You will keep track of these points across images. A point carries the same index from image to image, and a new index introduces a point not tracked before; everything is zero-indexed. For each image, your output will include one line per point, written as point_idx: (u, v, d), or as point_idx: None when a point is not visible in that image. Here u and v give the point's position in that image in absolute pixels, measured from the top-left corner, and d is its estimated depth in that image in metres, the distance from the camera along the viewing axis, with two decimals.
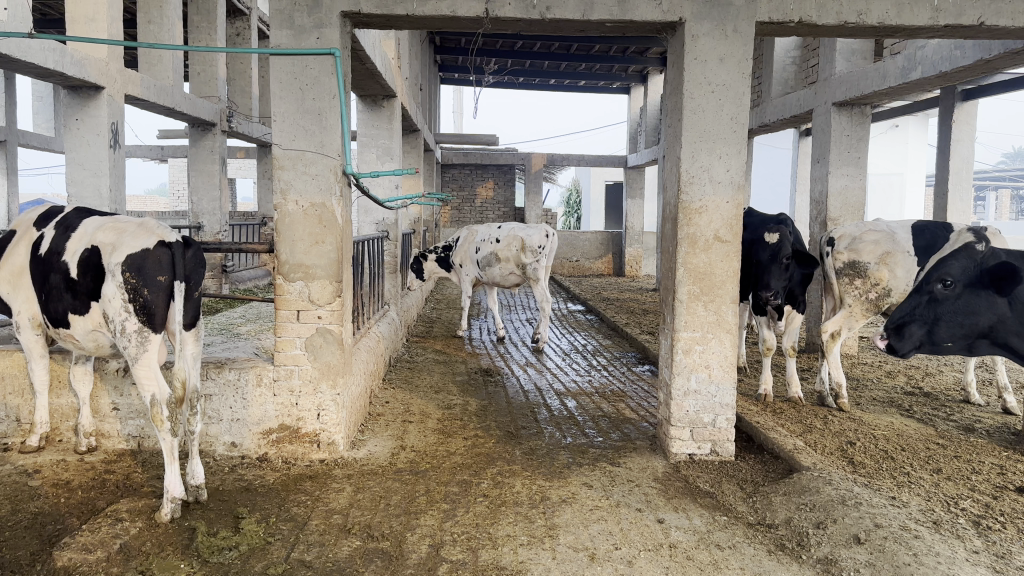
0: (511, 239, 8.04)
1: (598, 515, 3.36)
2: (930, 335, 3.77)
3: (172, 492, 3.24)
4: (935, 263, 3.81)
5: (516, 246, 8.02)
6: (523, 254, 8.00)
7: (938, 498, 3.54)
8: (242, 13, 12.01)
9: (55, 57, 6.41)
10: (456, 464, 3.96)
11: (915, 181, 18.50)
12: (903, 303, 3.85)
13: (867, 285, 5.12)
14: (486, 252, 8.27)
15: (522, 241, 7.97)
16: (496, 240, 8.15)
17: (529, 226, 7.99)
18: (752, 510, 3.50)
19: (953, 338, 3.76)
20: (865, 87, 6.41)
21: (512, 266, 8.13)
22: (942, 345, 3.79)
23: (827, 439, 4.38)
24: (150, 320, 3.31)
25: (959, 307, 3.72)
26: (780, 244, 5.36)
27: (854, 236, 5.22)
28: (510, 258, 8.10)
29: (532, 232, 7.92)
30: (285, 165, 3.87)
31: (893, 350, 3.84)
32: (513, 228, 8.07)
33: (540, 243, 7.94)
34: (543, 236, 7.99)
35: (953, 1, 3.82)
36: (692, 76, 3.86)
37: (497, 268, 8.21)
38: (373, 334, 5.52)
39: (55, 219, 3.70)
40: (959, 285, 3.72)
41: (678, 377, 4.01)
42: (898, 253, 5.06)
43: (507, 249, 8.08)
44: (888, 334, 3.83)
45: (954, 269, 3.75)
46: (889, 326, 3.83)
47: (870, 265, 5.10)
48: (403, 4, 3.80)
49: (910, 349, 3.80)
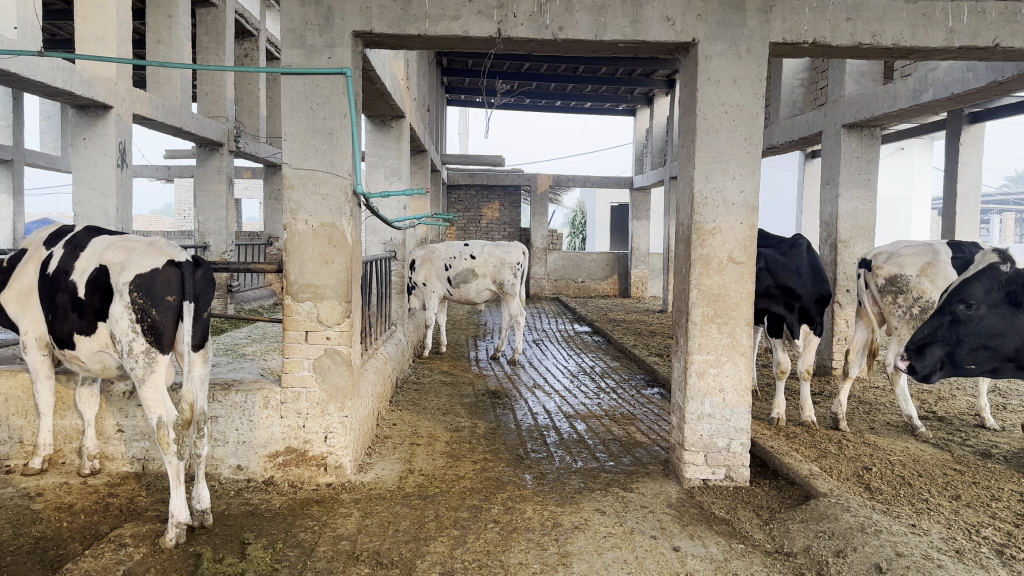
0: (489, 256, 8.14)
1: (611, 542, 3.28)
2: (952, 357, 3.71)
3: (178, 516, 3.17)
4: (959, 284, 3.77)
5: (494, 263, 8.17)
6: (501, 270, 8.18)
7: (960, 526, 3.45)
8: (250, 34, 12.07)
9: (63, 76, 6.42)
10: (466, 488, 3.90)
11: (921, 203, 18.44)
12: (925, 323, 3.82)
13: (910, 300, 5.05)
14: (459, 269, 8.13)
15: (501, 258, 8.15)
16: (471, 256, 8.10)
17: (506, 244, 8.20)
18: (769, 537, 3.42)
19: (976, 361, 3.69)
20: (875, 108, 6.39)
21: (488, 282, 8.23)
22: (964, 367, 3.72)
23: (843, 464, 4.30)
24: (158, 340, 3.26)
25: (982, 328, 3.66)
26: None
27: (893, 253, 5.20)
28: (487, 273, 8.19)
29: (512, 249, 8.17)
30: (295, 185, 3.84)
31: (914, 371, 3.80)
32: (487, 247, 8.17)
33: (518, 260, 8.20)
34: (520, 253, 8.25)
35: (968, 23, 3.80)
36: (706, 97, 3.83)
37: (473, 284, 8.18)
38: (380, 356, 5.46)
39: (65, 239, 3.65)
40: (982, 307, 3.67)
41: (692, 402, 3.95)
42: (940, 263, 4.99)
43: (484, 266, 8.16)
44: (908, 355, 3.80)
45: (977, 291, 3.70)
46: (910, 346, 3.81)
47: (912, 278, 5.04)
48: (415, 25, 3.79)
49: (931, 370, 3.75)
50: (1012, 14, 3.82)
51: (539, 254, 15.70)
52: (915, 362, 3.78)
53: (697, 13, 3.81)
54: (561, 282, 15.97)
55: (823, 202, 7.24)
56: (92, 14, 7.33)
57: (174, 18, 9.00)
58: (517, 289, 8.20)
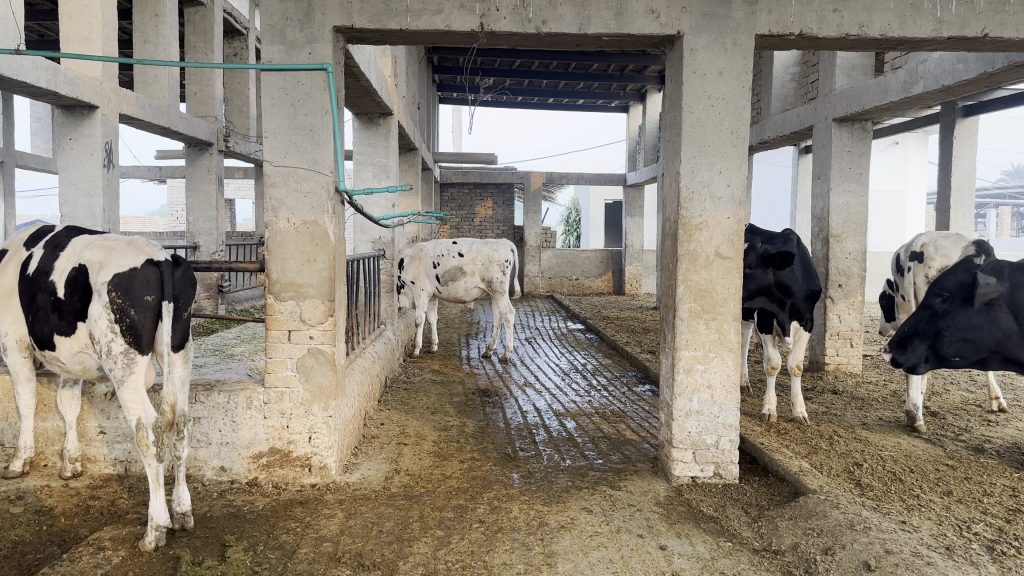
0: (477, 254, 8.10)
1: (597, 541, 3.24)
2: (933, 350, 3.82)
3: (157, 520, 3.12)
4: (935, 280, 3.87)
5: (482, 260, 8.12)
6: (489, 268, 8.13)
7: (950, 522, 3.42)
8: (240, 33, 12.02)
9: (47, 76, 6.36)
10: (451, 488, 3.86)
11: (916, 198, 18.42)
12: (909, 319, 3.93)
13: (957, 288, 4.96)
14: (447, 267, 8.08)
15: (490, 255, 8.10)
16: (459, 254, 8.05)
17: (494, 241, 8.15)
18: (757, 535, 3.38)
19: (957, 353, 3.79)
20: (866, 102, 6.36)
21: (477, 280, 8.18)
22: (946, 359, 3.82)
23: (833, 460, 4.27)
24: (137, 341, 3.21)
25: (960, 321, 3.75)
26: (747, 254, 5.35)
27: (934, 243, 5.01)
28: (475, 271, 8.15)
29: (500, 247, 8.11)
30: (277, 182, 3.79)
31: (898, 365, 3.90)
32: (475, 244, 8.13)
33: (507, 257, 8.14)
34: (508, 251, 8.18)
35: (956, 12, 3.76)
36: (692, 91, 3.79)
37: (461, 282, 8.13)
38: (368, 355, 5.41)
39: (45, 239, 3.59)
40: (956, 301, 3.77)
41: (680, 399, 3.91)
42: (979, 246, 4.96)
43: (472, 263, 8.12)
44: (892, 349, 3.91)
45: (951, 284, 3.80)
46: (893, 340, 3.91)
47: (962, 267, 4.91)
48: (397, 19, 3.74)
49: (913, 364, 3.85)
50: (1000, 3, 3.77)
51: (533, 252, 15.66)
52: (898, 355, 3.88)
53: (682, 5, 3.76)
54: (555, 280, 15.93)
55: (815, 196, 7.21)
56: (78, 13, 7.28)
57: (161, 17, 8.94)
58: (505, 287, 8.17)
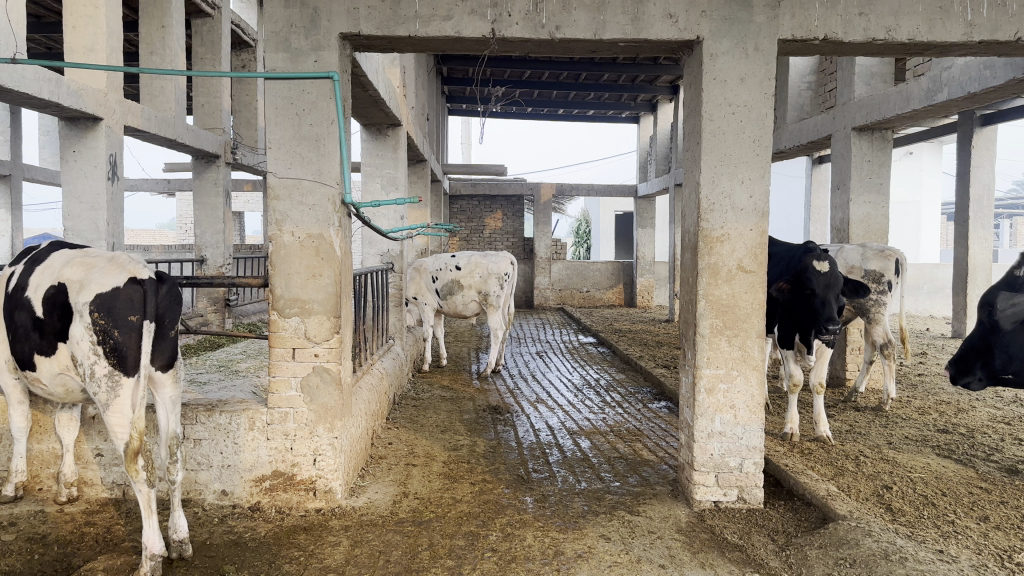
0: (475, 266, 7.90)
1: (616, 572, 3.06)
2: (991, 367, 3.72)
3: (151, 548, 2.98)
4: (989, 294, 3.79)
5: (480, 273, 7.91)
6: (487, 281, 7.92)
7: (990, 551, 3.22)
8: (246, 44, 11.95)
9: (50, 87, 6.27)
10: (461, 513, 3.68)
11: (931, 210, 18.18)
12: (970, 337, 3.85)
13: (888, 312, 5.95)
14: (446, 281, 7.92)
15: (488, 268, 7.91)
16: (457, 267, 7.87)
17: (493, 254, 7.97)
18: (786, 565, 3.20)
19: (1013, 369, 3.66)
20: (887, 110, 6.17)
21: (474, 294, 7.96)
22: (1005, 376, 3.70)
23: (861, 483, 4.08)
24: (121, 363, 3.05)
25: (1014, 337, 3.63)
26: (833, 271, 4.95)
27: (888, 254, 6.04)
28: (472, 285, 7.92)
29: (500, 259, 7.94)
30: (281, 195, 3.66)
31: (958, 382, 3.87)
32: (474, 257, 7.94)
33: (506, 269, 7.99)
34: (508, 263, 8.02)
35: (988, 16, 3.59)
36: (712, 98, 3.63)
37: (458, 296, 7.93)
38: (376, 372, 5.25)
39: (20, 256, 3.46)
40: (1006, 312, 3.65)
41: (701, 419, 3.73)
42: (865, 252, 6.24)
43: (470, 277, 7.90)
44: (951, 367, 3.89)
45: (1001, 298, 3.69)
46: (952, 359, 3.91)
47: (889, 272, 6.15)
48: (405, 25, 3.60)
49: (972, 382, 3.80)
50: None
51: (543, 263, 15.50)
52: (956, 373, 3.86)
53: (701, 9, 3.61)
54: (566, 292, 15.73)
55: (835, 206, 7.01)
56: (82, 25, 7.22)
57: (167, 28, 8.85)
58: (502, 300, 7.94)
